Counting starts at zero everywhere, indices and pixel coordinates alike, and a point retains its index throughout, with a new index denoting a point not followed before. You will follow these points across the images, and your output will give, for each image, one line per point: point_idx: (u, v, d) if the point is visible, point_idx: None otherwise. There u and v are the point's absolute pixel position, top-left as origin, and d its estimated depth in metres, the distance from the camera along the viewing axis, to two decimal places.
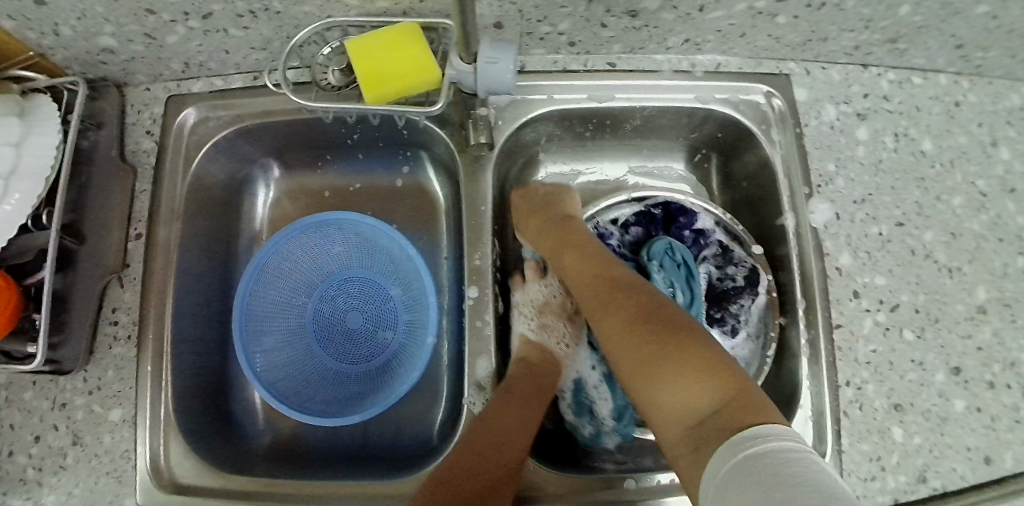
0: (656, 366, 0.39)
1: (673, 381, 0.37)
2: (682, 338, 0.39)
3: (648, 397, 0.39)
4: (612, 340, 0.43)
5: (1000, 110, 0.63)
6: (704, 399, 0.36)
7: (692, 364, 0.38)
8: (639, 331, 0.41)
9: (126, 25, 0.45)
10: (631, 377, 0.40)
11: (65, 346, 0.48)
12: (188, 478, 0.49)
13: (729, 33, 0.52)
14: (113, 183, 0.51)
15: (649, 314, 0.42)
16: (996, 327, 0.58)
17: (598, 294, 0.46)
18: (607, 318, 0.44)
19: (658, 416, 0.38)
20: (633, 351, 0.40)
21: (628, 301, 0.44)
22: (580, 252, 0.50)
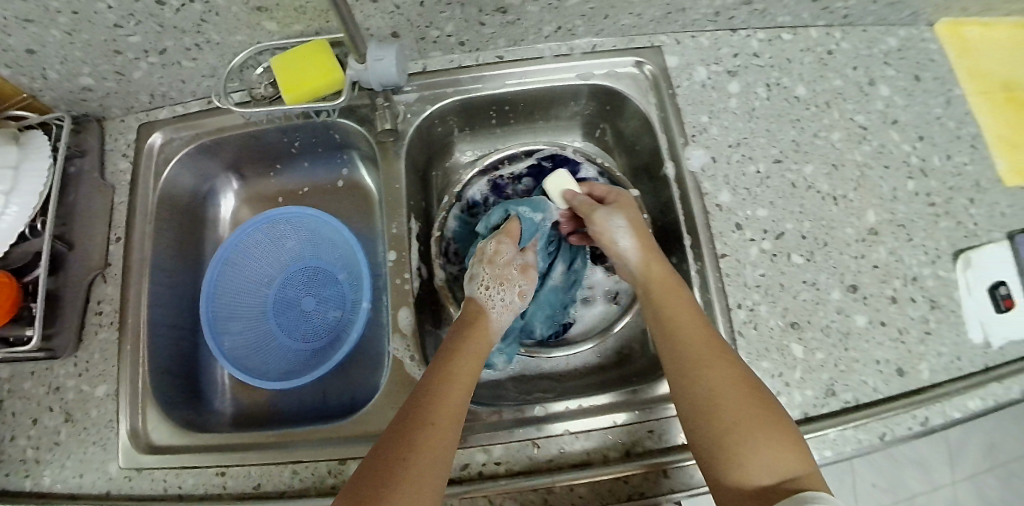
0: (752, 428, 0.43)
1: (765, 445, 0.43)
2: (778, 410, 0.45)
3: (733, 449, 0.43)
4: (712, 387, 0.45)
5: (877, 53, 0.68)
6: (787, 468, 0.42)
7: (779, 434, 0.43)
8: (743, 392, 0.45)
9: (101, 65, 0.57)
10: (721, 426, 0.44)
11: (60, 334, 0.58)
12: (162, 440, 0.57)
13: (594, 15, 0.58)
14: (95, 198, 0.62)
15: (750, 380, 0.46)
16: (891, 246, 0.61)
17: (708, 344, 0.48)
18: (712, 368, 0.46)
19: (736, 467, 0.43)
20: (735, 407, 0.44)
21: (731, 358, 0.47)
22: (679, 296, 0.52)
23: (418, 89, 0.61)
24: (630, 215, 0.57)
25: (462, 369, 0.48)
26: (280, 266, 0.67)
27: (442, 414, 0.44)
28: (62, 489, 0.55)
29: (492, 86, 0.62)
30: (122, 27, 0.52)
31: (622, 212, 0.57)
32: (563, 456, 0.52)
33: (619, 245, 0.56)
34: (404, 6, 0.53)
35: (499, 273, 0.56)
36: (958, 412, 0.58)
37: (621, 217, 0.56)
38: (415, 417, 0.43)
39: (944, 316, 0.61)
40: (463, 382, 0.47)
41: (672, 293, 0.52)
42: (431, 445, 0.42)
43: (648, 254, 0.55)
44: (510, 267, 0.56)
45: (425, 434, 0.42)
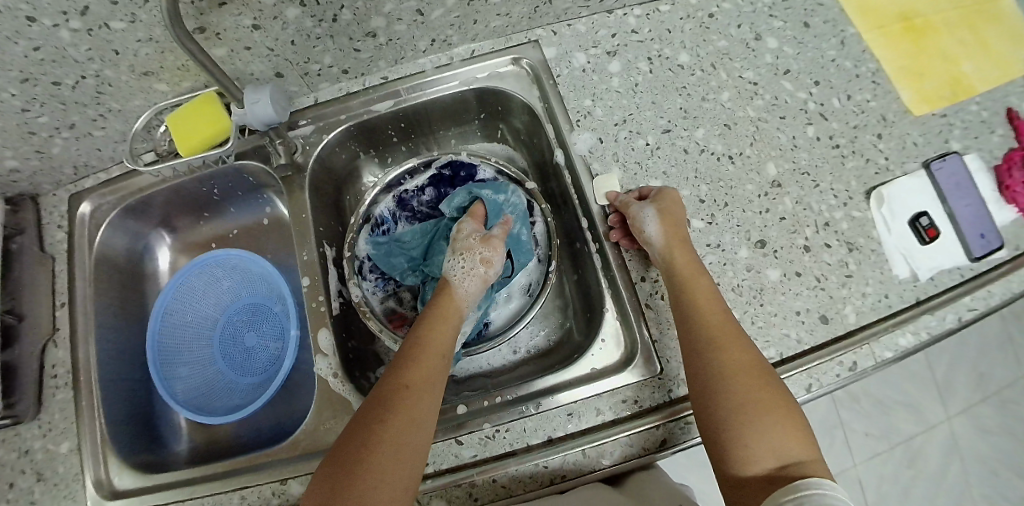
0: (761, 411, 0.45)
1: (774, 428, 0.44)
2: (787, 397, 0.46)
3: (740, 429, 0.45)
4: (726, 369, 0.47)
5: (760, 8, 0.68)
6: (794, 451, 0.43)
7: (786, 419, 0.45)
8: (752, 377, 0.47)
9: (19, 146, 0.60)
10: (731, 406, 0.45)
11: (21, 400, 0.61)
12: (127, 484, 0.60)
13: (463, 23, 0.60)
14: (37, 269, 0.66)
15: (763, 368, 0.48)
16: (796, 195, 0.61)
17: (729, 331, 0.49)
18: (729, 353, 0.48)
19: (741, 447, 0.44)
20: (747, 391, 0.46)
21: (746, 345, 0.49)
22: (700, 280, 0.52)
23: (314, 121, 0.63)
24: (664, 203, 0.55)
25: (435, 369, 0.49)
26: (220, 307, 0.70)
27: (418, 416, 0.45)
28: None
29: (383, 106, 0.64)
30: (29, 110, 0.56)
31: (655, 202, 0.55)
32: (487, 450, 0.53)
33: (648, 233, 0.53)
34: (278, 47, 0.54)
35: (461, 245, 0.59)
36: (888, 351, 0.57)
37: (651, 207, 0.54)
38: (391, 418, 0.44)
39: (864, 256, 0.60)
40: (436, 379, 0.49)
41: (696, 280, 0.52)
42: (406, 448, 0.44)
43: (674, 243, 0.54)
44: (470, 237, 0.59)
45: (406, 438, 0.44)
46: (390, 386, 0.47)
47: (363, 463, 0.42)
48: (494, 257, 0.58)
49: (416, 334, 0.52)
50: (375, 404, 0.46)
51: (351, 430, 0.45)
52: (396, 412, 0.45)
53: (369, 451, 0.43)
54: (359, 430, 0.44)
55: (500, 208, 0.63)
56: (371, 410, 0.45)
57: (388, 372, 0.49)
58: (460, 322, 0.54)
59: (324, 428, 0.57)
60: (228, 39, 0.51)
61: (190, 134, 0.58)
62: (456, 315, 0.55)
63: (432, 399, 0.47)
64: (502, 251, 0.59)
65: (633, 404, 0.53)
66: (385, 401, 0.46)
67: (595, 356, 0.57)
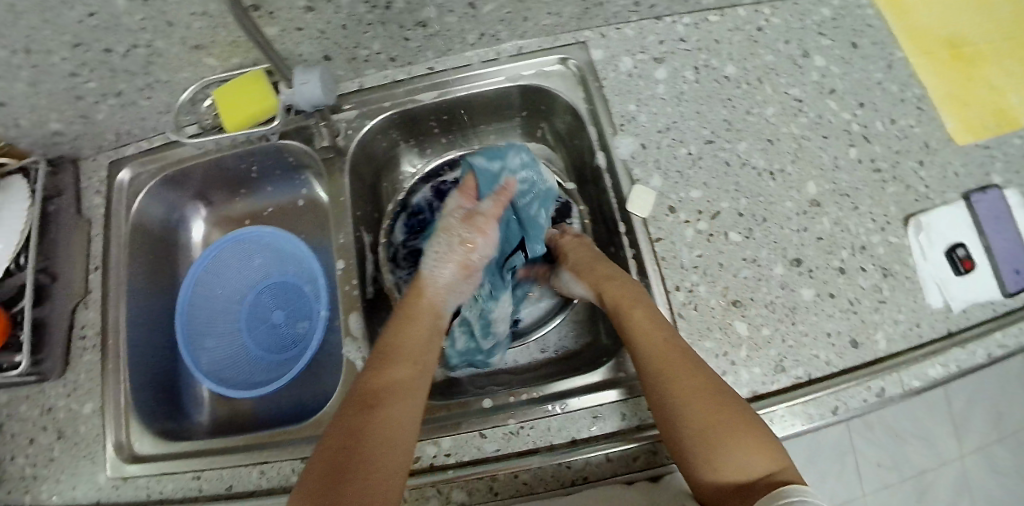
0: (721, 431, 0.45)
1: (737, 446, 0.44)
2: (741, 407, 0.46)
3: (704, 452, 0.45)
4: (678, 398, 0.47)
5: (809, 25, 0.67)
6: (761, 463, 0.43)
7: (747, 433, 0.44)
8: (705, 396, 0.46)
9: (65, 110, 0.61)
10: (690, 433, 0.46)
11: (48, 358, 0.62)
12: (145, 449, 0.61)
13: (513, 19, 0.60)
14: (73, 231, 0.66)
15: (713, 382, 0.47)
16: (836, 216, 0.61)
17: (671, 356, 0.48)
18: (676, 380, 0.47)
19: (710, 470, 0.44)
20: (703, 415, 0.45)
21: (694, 366, 0.48)
22: (646, 311, 0.52)
23: (358, 106, 0.63)
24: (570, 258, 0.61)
25: (409, 380, 0.50)
26: (249, 283, 0.70)
27: (395, 431, 0.46)
28: (58, 500, 0.59)
29: (427, 96, 0.63)
30: (79, 75, 0.56)
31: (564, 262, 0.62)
32: (509, 445, 0.53)
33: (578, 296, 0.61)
34: (329, 30, 0.55)
35: (444, 225, 0.61)
36: (916, 381, 0.57)
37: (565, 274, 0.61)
38: (369, 440, 0.45)
39: (899, 283, 0.60)
40: (411, 389, 0.49)
41: (637, 309, 0.52)
42: (387, 463, 0.44)
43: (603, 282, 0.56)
44: (451, 216, 0.61)
45: (387, 454, 0.44)
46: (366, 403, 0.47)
47: (343, 486, 0.42)
48: (483, 240, 0.59)
49: (383, 347, 0.52)
50: (346, 428, 0.46)
51: (322, 458, 0.44)
52: (372, 432, 0.45)
53: (348, 476, 0.42)
54: (336, 456, 0.44)
55: (494, 177, 0.63)
56: (342, 435, 0.45)
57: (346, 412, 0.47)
58: (432, 321, 0.56)
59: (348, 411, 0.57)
60: (281, 18, 0.52)
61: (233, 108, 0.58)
62: (429, 317, 0.56)
63: (407, 408, 0.48)
64: (490, 230, 0.60)
65: (659, 412, 0.53)
66: (357, 424, 0.46)
67: (624, 361, 0.57)
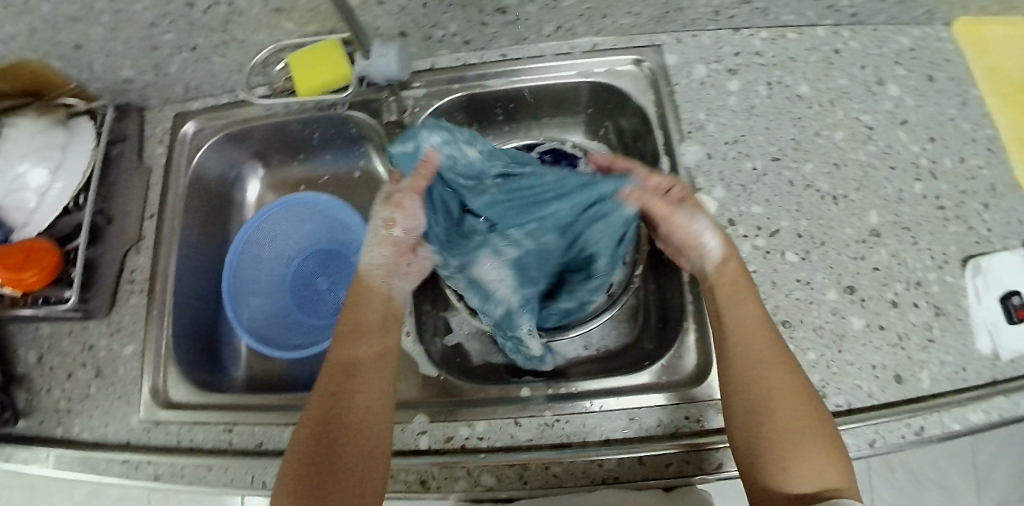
0: (800, 439, 0.44)
1: (813, 456, 0.43)
2: (826, 422, 0.45)
3: (779, 453, 0.43)
4: (772, 395, 0.45)
5: (886, 53, 0.65)
6: (830, 479, 0.43)
7: (825, 447, 0.44)
8: (795, 401, 0.45)
9: (139, 58, 0.62)
10: (776, 431, 0.44)
11: (95, 297, 0.63)
12: (180, 397, 0.62)
13: (592, 15, 0.59)
14: (133, 177, 0.67)
15: (806, 390, 0.46)
16: (894, 249, 0.59)
17: (773, 352, 0.47)
18: (774, 378, 0.46)
19: (781, 473, 0.43)
20: (789, 417, 0.44)
21: (791, 369, 0.47)
22: (752, 303, 0.50)
23: (426, 85, 0.64)
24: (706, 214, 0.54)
25: (370, 366, 0.49)
26: (298, 247, 0.71)
27: (362, 418, 0.46)
28: (88, 437, 0.61)
29: (496, 82, 0.64)
30: (157, 25, 0.57)
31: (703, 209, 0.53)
32: (543, 436, 0.54)
33: (706, 246, 0.52)
34: (410, 6, 0.54)
35: (376, 213, 0.55)
36: (956, 424, 0.54)
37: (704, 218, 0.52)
38: (341, 429, 0.45)
39: (948, 324, 0.57)
40: (371, 377, 0.49)
41: (745, 299, 0.50)
42: (360, 449, 0.45)
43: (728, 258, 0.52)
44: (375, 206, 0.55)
45: (361, 442, 0.45)
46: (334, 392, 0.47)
47: (320, 474, 0.43)
48: (405, 217, 0.54)
49: (342, 336, 0.51)
50: (314, 419, 0.46)
51: (297, 448, 0.45)
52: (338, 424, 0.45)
53: (323, 464, 0.44)
54: (309, 447, 0.45)
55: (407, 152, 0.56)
56: (312, 426, 0.46)
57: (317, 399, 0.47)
58: (386, 305, 0.53)
59: None
60: None
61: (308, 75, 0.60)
62: (378, 298, 0.53)
63: (371, 396, 0.48)
64: (411, 206, 0.53)
65: (698, 422, 0.53)
66: (326, 415, 0.46)
67: (667, 366, 0.56)
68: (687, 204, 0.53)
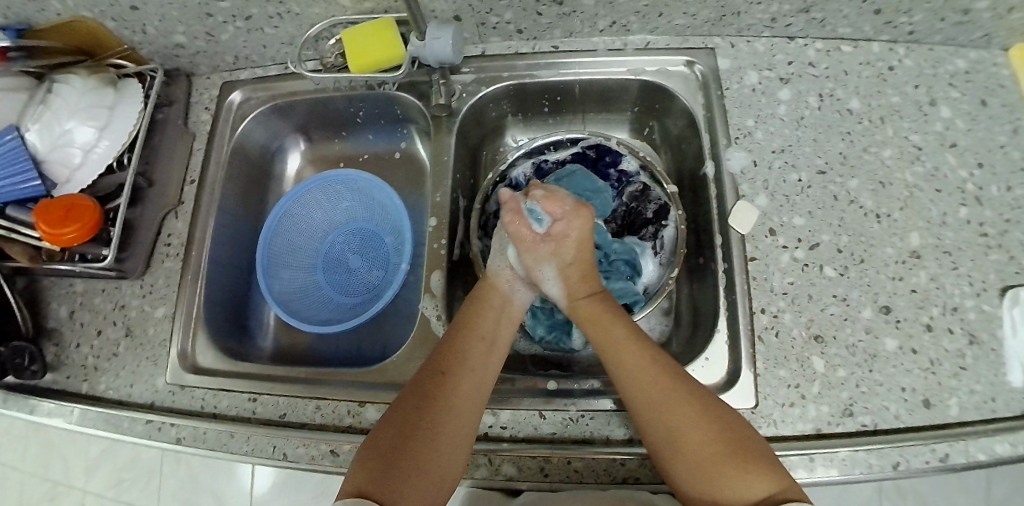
0: (717, 455, 0.43)
1: (736, 468, 0.42)
2: (737, 427, 0.45)
3: (702, 478, 0.43)
4: (671, 424, 0.45)
5: (941, 74, 0.64)
6: (762, 485, 0.41)
7: (744, 455, 0.43)
8: (694, 415, 0.45)
9: (193, 25, 0.63)
10: (685, 457, 0.44)
11: (130, 258, 0.64)
12: (207, 362, 0.62)
13: (648, 13, 0.59)
14: (177, 142, 0.68)
15: (706, 404, 0.46)
16: (933, 272, 0.57)
17: (648, 377, 0.47)
18: (665, 405, 0.46)
19: (709, 496, 0.43)
20: (694, 439, 0.44)
21: (682, 388, 0.46)
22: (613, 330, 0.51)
23: (476, 71, 0.64)
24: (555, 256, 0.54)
25: (481, 360, 0.50)
26: (333, 224, 0.71)
27: (463, 407, 0.47)
28: (113, 395, 0.61)
29: (546, 72, 0.64)
30: None
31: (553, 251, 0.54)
32: (566, 430, 0.53)
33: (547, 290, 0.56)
34: None
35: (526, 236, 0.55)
36: (982, 455, 0.52)
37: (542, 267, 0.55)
38: (440, 404, 0.46)
39: (982, 353, 0.55)
40: (481, 370, 0.50)
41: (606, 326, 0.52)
42: (457, 429, 0.46)
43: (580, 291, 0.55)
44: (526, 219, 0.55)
45: (453, 422, 0.46)
46: (434, 371, 0.48)
47: (410, 445, 0.44)
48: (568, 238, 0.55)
49: (458, 326, 0.52)
50: (415, 394, 0.47)
51: (390, 418, 0.46)
52: (440, 404, 0.46)
53: (415, 434, 0.44)
54: (404, 420, 0.45)
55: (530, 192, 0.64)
56: (412, 400, 0.46)
57: (422, 372, 0.49)
58: (504, 307, 0.55)
59: (413, 365, 0.58)
60: None
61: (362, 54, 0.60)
62: (499, 300, 0.55)
63: (476, 389, 0.48)
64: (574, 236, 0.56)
65: None
66: (430, 388, 0.47)
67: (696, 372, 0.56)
68: (546, 246, 0.54)
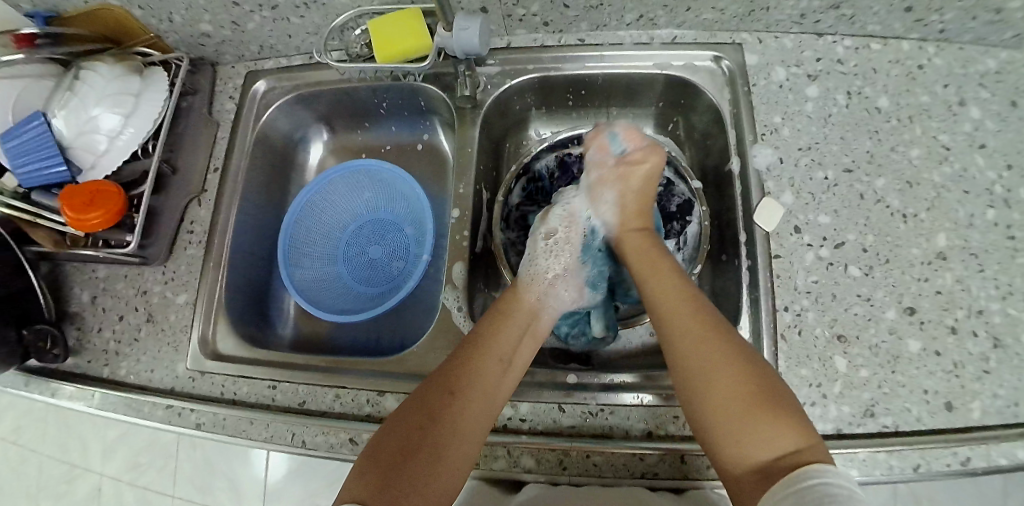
0: (743, 407, 0.43)
1: (765, 423, 0.42)
2: (769, 378, 0.44)
3: (729, 426, 0.43)
4: (704, 363, 0.45)
5: (971, 73, 0.63)
6: (790, 442, 0.41)
7: (772, 412, 0.42)
8: (727, 363, 0.45)
9: (220, 13, 0.63)
10: (714, 402, 0.44)
11: (153, 245, 0.64)
12: (227, 349, 0.63)
13: (677, 7, 0.59)
14: (202, 130, 0.69)
15: (739, 352, 0.45)
16: (959, 274, 0.57)
17: (692, 314, 0.48)
18: (702, 340, 0.46)
19: (734, 446, 0.43)
20: (726, 382, 0.44)
21: (721, 334, 0.47)
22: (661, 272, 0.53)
23: (501, 63, 0.64)
24: (636, 171, 0.58)
25: (491, 375, 0.49)
26: (354, 215, 0.72)
27: (467, 424, 0.46)
28: (134, 380, 0.62)
29: (571, 66, 0.64)
30: None
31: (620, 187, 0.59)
32: (585, 424, 0.53)
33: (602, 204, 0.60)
34: None
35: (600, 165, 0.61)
36: (1004, 459, 0.51)
37: (608, 191, 0.60)
38: (446, 425, 0.46)
39: (1008, 357, 0.54)
40: (491, 388, 0.49)
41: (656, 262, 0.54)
42: (458, 452, 0.45)
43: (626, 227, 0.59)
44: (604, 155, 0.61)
45: (456, 444, 0.45)
46: (444, 389, 0.48)
47: (411, 462, 0.44)
48: (647, 165, 0.59)
49: (474, 338, 0.52)
50: (422, 410, 0.47)
51: (395, 432, 0.46)
52: (446, 423, 0.46)
53: (417, 453, 0.44)
54: (408, 438, 0.45)
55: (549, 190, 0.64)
56: (417, 411, 0.47)
57: (432, 386, 0.48)
58: (522, 324, 0.54)
59: (433, 356, 0.58)
60: None
61: (388, 43, 0.60)
62: (522, 316, 0.54)
63: (484, 408, 0.48)
64: (648, 182, 0.59)
65: None
66: (437, 407, 0.46)
67: None
68: (614, 176, 0.59)
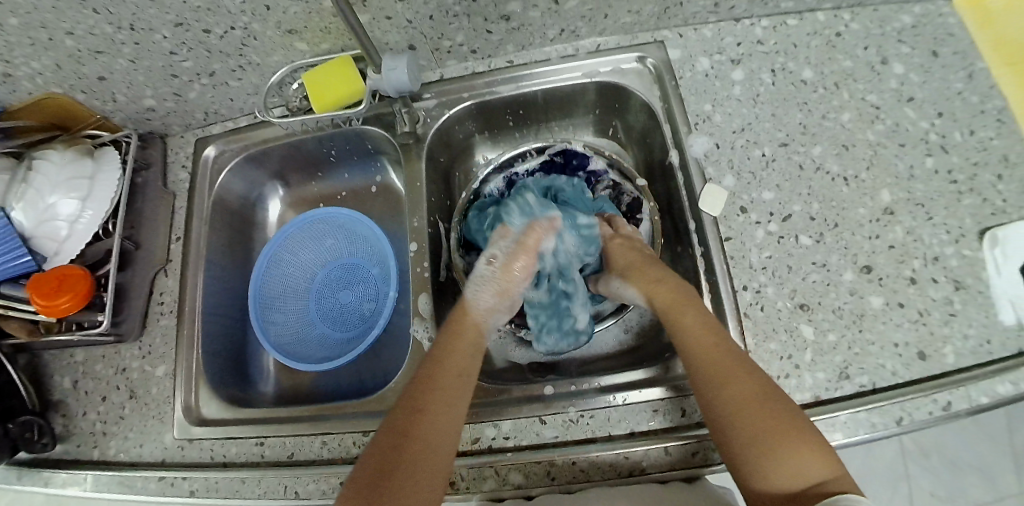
0: (770, 447, 0.44)
1: (792, 458, 0.43)
2: (797, 414, 0.45)
3: (754, 461, 0.44)
4: (734, 403, 0.46)
5: (889, 32, 0.66)
6: (816, 472, 0.42)
7: (801, 445, 0.43)
8: (761, 406, 0.45)
9: (160, 88, 0.65)
10: (744, 439, 0.44)
11: (126, 320, 0.65)
12: (211, 413, 0.63)
13: (594, 16, 0.62)
14: (159, 203, 0.70)
15: (770, 390, 0.46)
16: (909, 225, 0.58)
17: (722, 352, 0.48)
18: (730, 380, 0.47)
19: (762, 478, 0.43)
20: (758, 420, 0.45)
21: (751, 374, 0.47)
22: (689, 316, 0.51)
23: (437, 96, 0.67)
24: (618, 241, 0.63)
25: (454, 388, 0.50)
26: (319, 263, 0.73)
27: (435, 441, 0.47)
28: (124, 457, 0.62)
29: (504, 88, 0.67)
30: (176, 54, 0.60)
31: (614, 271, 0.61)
32: (568, 432, 0.54)
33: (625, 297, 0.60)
34: (416, 20, 0.57)
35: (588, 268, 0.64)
36: (984, 398, 0.52)
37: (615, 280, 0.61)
38: (417, 439, 0.46)
39: (970, 297, 0.55)
40: (458, 398, 0.50)
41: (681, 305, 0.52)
42: (429, 463, 0.46)
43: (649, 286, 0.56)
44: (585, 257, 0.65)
45: (429, 459, 0.46)
46: (409, 407, 0.49)
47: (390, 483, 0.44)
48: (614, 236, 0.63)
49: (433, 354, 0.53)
50: (391, 432, 0.47)
51: (369, 458, 0.46)
52: (416, 438, 0.46)
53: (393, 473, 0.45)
54: (384, 457, 0.46)
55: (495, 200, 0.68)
56: (388, 436, 0.47)
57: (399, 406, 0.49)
58: (477, 341, 0.55)
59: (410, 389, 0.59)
60: (373, 7, 0.54)
61: (320, 90, 0.62)
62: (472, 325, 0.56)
63: (449, 419, 0.48)
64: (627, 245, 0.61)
65: None
66: (404, 427, 0.47)
67: None
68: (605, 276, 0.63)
